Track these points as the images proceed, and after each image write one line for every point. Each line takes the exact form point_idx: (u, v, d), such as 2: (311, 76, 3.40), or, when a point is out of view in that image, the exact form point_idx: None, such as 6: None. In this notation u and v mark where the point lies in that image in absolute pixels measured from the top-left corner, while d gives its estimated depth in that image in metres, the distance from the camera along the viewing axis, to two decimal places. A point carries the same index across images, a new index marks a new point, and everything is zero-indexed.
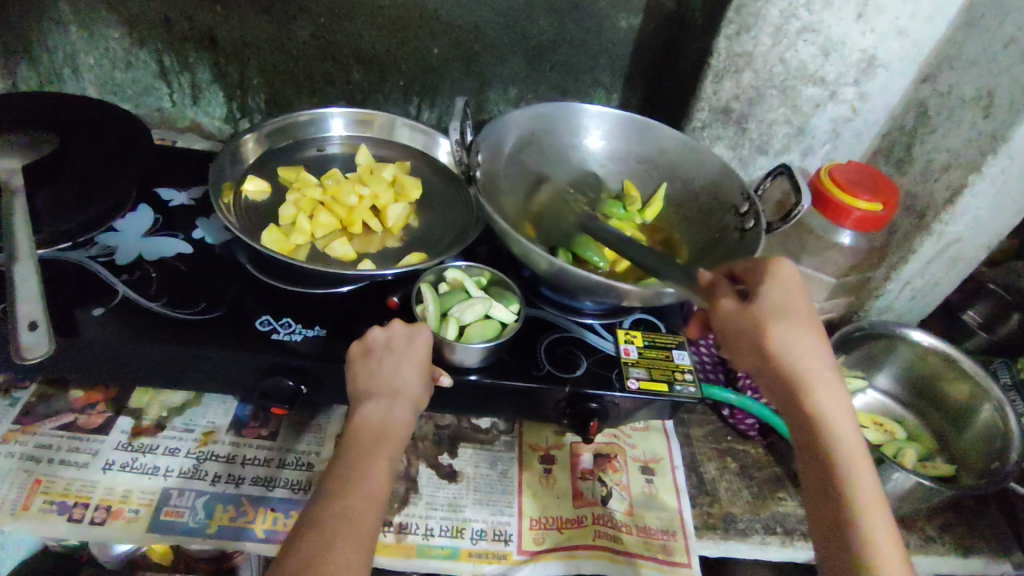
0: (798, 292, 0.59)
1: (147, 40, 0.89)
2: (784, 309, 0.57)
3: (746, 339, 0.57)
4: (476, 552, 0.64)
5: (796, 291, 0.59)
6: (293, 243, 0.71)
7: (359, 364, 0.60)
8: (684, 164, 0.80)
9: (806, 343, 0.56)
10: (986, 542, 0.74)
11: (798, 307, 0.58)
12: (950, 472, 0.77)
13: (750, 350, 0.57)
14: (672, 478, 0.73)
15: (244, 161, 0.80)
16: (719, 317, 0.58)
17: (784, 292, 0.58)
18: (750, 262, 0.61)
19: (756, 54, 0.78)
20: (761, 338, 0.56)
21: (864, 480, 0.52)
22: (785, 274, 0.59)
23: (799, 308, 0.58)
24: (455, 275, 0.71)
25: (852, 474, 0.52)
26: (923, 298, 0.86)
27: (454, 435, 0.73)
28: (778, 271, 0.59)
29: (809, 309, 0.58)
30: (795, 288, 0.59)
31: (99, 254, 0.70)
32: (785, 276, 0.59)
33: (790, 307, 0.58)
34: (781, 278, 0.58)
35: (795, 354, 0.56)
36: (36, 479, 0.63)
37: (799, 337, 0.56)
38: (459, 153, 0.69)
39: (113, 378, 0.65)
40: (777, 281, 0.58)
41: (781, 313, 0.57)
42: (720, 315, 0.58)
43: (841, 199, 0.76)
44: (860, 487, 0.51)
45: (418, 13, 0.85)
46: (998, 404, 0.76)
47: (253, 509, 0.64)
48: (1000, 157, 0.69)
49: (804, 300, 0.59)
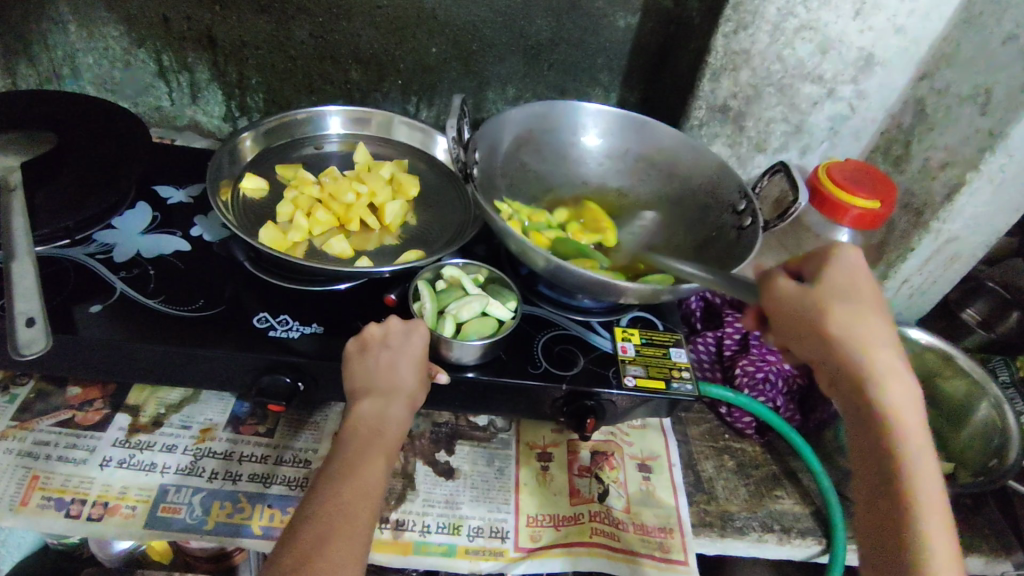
0: (868, 278, 0.56)
1: (146, 39, 0.89)
2: (853, 296, 0.55)
3: (807, 320, 0.53)
4: (473, 549, 0.64)
5: (865, 276, 0.56)
6: (291, 241, 0.71)
7: (356, 360, 0.60)
8: (683, 162, 0.80)
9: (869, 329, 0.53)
10: (985, 540, 0.74)
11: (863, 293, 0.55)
12: (947, 470, 0.78)
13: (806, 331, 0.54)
14: (670, 476, 0.73)
15: (242, 160, 0.80)
16: (776, 295, 0.55)
17: (849, 278, 0.56)
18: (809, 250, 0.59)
19: (753, 52, 0.78)
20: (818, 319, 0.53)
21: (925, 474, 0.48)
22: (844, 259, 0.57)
23: (869, 292, 0.55)
24: (453, 272, 0.70)
25: (915, 469, 0.48)
26: (920, 297, 0.86)
27: (451, 433, 0.73)
28: (844, 258, 0.57)
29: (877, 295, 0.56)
30: (860, 273, 0.57)
31: (97, 252, 0.70)
32: (849, 259, 0.57)
33: (856, 294, 0.55)
34: (846, 262, 0.57)
35: (859, 339, 0.52)
36: (34, 475, 0.63)
37: (866, 320, 0.53)
38: (456, 151, 0.69)
39: (111, 375, 0.65)
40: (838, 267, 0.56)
41: (846, 298, 0.54)
42: (775, 292, 0.55)
43: (838, 197, 0.76)
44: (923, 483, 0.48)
45: (416, 12, 0.85)
46: (996, 402, 0.75)
47: (251, 506, 0.64)
48: (998, 155, 0.69)
49: (874, 287, 0.56)
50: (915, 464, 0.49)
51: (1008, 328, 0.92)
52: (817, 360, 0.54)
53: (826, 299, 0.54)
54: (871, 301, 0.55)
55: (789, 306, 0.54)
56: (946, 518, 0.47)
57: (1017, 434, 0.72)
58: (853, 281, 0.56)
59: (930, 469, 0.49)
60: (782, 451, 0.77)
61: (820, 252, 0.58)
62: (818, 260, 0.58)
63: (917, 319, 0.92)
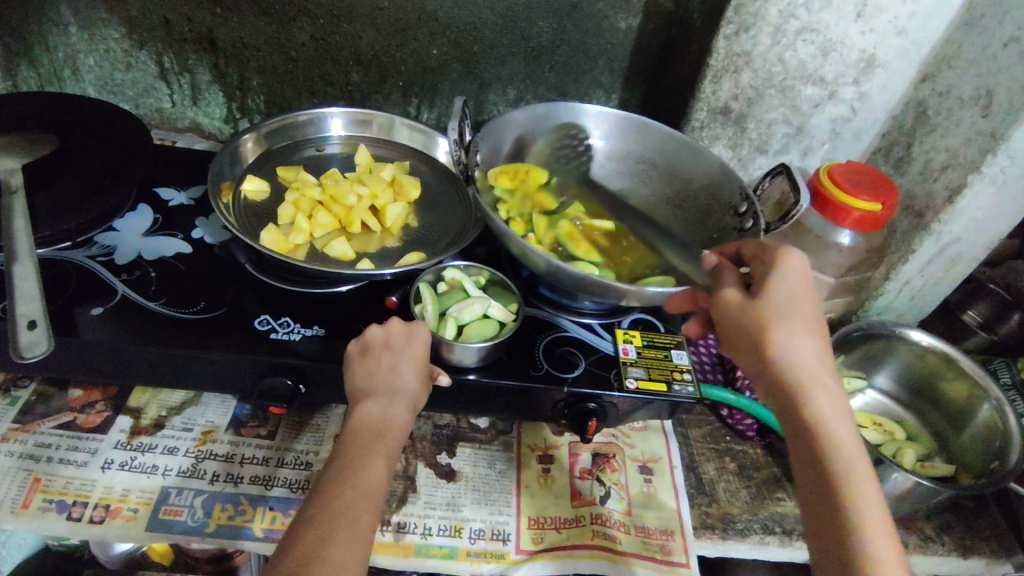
0: (808, 287, 0.54)
1: (147, 41, 0.89)
2: (792, 308, 0.53)
3: (747, 337, 0.53)
4: (474, 551, 0.64)
5: (806, 286, 0.54)
6: (292, 243, 0.71)
7: (357, 362, 0.60)
8: (683, 163, 0.80)
9: (807, 346, 0.52)
10: (987, 543, 0.74)
11: (802, 304, 0.54)
12: (949, 473, 0.78)
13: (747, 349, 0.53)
14: (671, 478, 0.73)
15: (243, 161, 0.80)
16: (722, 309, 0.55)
17: (790, 288, 0.54)
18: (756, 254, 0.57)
19: (754, 54, 0.78)
20: (758, 337, 0.52)
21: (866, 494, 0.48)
22: (788, 266, 0.55)
23: (808, 303, 0.54)
24: (455, 275, 0.70)
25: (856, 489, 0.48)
26: (922, 299, 0.86)
27: (452, 435, 0.73)
28: (786, 264, 0.55)
29: (815, 304, 0.54)
30: (801, 281, 0.55)
31: (99, 254, 0.70)
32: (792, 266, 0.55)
33: (796, 306, 0.53)
34: (791, 270, 0.54)
35: (794, 356, 0.52)
36: (35, 477, 0.63)
37: (800, 336, 0.52)
38: (458, 153, 0.69)
39: (113, 378, 0.65)
40: (781, 276, 0.54)
41: (785, 310, 0.53)
42: (720, 308, 0.55)
43: (839, 199, 0.76)
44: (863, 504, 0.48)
45: (418, 14, 0.85)
46: (998, 404, 0.75)
47: (252, 508, 0.64)
48: (999, 157, 0.69)
49: (813, 298, 0.54)
50: (850, 483, 0.48)
51: (1009, 330, 0.91)
52: (758, 375, 0.54)
53: (767, 313, 0.53)
54: (809, 313, 0.53)
55: (732, 322, 0.54)
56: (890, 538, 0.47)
57: (1018, 435, 0.72)
58: (794, 292, 0.54)
59: (870, 488, 0.48)
60: (783, 453, 0.77)
61: (767, 258, 0.56)
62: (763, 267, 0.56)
63: (919, 320, 0.92)
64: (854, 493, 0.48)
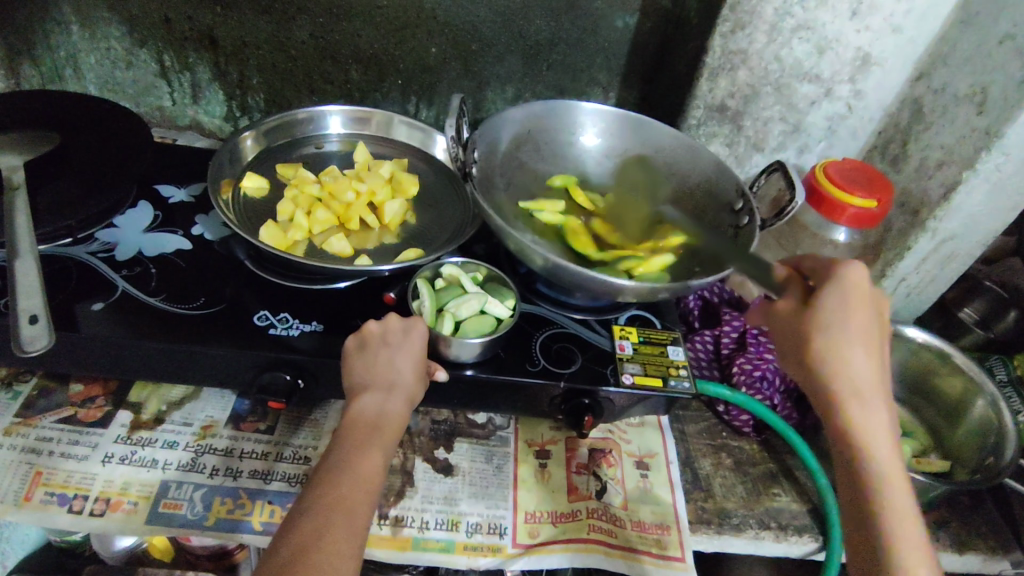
0: (867, 300, 0.56)
1: (147, 39, 0.89)
2: (843, 323, 0.55)
3: (796, 348, 0.57)
4: (471, 545, 0.65)
5: (864, 299, 0.56)
6: (291, 239, 0.71)
7: (354, 357, 0.60)
8: (680, 161, 0.81)
9: (853, 359, 0.55)
10: (983, 539, 0.74)
11: (855, 319, 0.55)
12: (944, 469, 0.78)
13: (796, 358, 0.57)
14: (668, 473, 0.73)
15: (242, 159, 0.81)
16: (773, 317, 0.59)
17: (843, 305, 0.56)
18: (818, 262, 0.59)
19: (750, 52, 0.78)
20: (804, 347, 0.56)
21: (897, 496, 0.51)
22: (848, 281, 0.56)
23: (864, 316, 0.55)
24: (451, 271, 0.71)
25: (888, 490, 0.51)
26: (918, 297, 0.87)
27: (450, 430, 0.74)
28: (842, 281, 0.56)
29: (870, 322, 0.56)
30: (858, 295, 0.56)
31: (99, 250, 0.70)
32: (848, 279, 0.56)
33: (847, 323, 0.55)
34: (850, 285, 0.56)
35: (838, 370, 0.54)
36: (37, 471, 0.63)
37: (846, 348, 0.55)
38: (455, 150, 0.70)
39: (113, 373, 0.66)
40: (838, 292, 0.56)
41: (835, 328, 0.55)
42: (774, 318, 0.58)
43: (835, 196, 0.76)
44: (895, 504, 0.51)
45: (416, 12, 0.86)
46: (993, 400, 0.75)
47: (251, 501, 0.65)
48: (994, 153, 0.69)
49: (869, 311, 0.56)
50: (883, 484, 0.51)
51: (1005, 328, 0.92)
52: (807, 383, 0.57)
53: (815, 328, 0.55)
54: (862, 327, 0.55)
55: (785, 332, 0.58)
56: (918, 537, 0.50)
57: (1013, 432, 0.72)
58: (847, 305, 0.55)
59: (901, 491, 0.51)
60: (779, 449, 0.78)
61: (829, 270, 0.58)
62: (818, 280, 0.58)
63: (915, 317, 0.92)
64: (886, 494, 0.51)
